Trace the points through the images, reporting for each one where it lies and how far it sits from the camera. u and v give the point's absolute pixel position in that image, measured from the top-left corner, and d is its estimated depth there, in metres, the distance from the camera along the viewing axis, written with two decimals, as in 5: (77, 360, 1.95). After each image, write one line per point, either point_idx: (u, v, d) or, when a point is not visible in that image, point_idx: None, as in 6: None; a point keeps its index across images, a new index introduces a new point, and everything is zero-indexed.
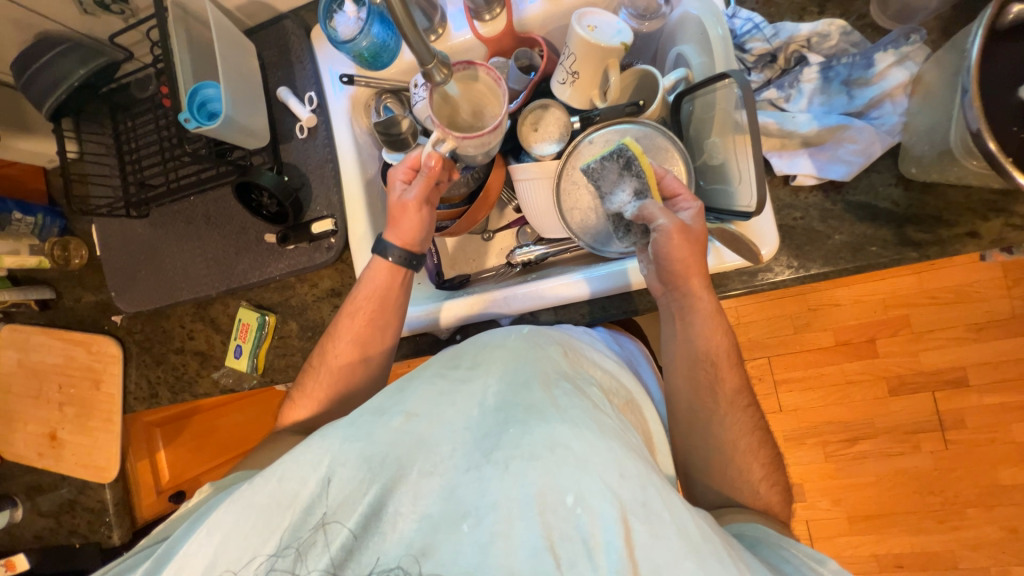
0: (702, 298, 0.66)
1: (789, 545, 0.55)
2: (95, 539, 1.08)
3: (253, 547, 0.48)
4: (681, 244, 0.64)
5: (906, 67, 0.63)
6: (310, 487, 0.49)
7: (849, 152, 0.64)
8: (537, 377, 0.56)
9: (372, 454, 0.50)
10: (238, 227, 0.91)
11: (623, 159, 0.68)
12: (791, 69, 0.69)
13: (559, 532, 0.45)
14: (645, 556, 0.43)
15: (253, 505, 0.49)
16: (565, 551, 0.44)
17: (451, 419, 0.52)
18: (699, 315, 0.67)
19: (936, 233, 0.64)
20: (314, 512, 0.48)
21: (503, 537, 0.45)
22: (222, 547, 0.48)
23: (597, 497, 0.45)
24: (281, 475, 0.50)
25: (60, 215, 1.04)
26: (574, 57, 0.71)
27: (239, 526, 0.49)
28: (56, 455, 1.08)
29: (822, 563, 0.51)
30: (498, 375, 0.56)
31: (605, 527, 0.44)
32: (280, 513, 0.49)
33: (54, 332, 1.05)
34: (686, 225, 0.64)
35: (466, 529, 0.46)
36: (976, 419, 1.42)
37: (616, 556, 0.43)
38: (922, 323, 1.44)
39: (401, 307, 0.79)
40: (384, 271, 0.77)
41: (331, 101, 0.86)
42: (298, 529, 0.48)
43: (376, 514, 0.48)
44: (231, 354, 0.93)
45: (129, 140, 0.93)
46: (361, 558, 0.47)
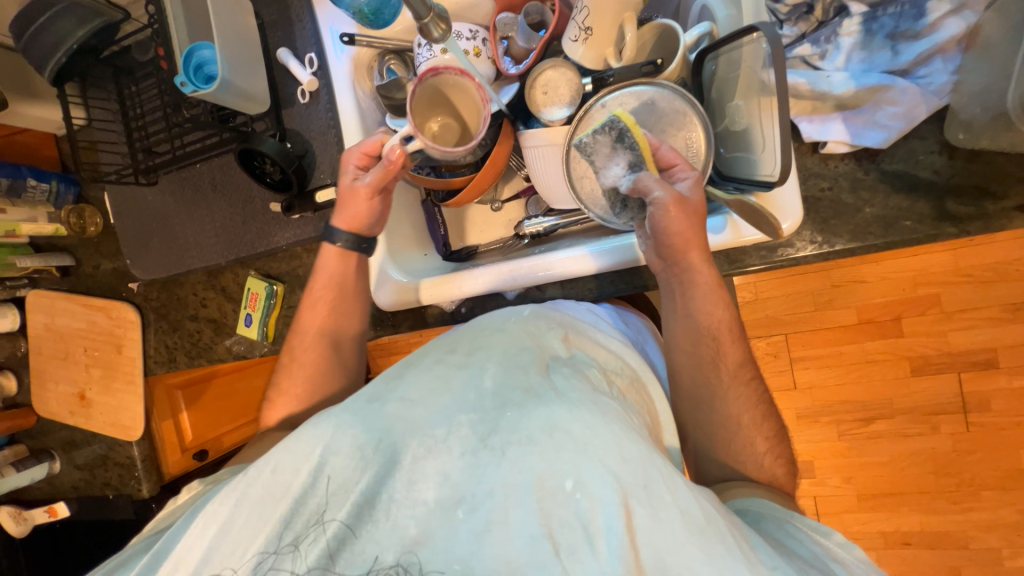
0: (703, 272, 0.63)
1: (793, 517, 0.55)
2: (126, 492, 1.15)
3: (247, 543, 0.47)
4: (678, 218, 0.61)
5: (963, 16, 0.55)
6: (302, 478, 0.48)
7: (888, 115, 0.58)
8: (534, 360, 0.56)
9: (365, 441, 0.49)
10: (244, 196, 0.90)
11: (615, 131, 0.67)
12: (828, 21, 0.61)
13: (557, 519, 0.45)
14: (646, 539, 0.44)
15: (248, 498, 0.48)
16: (564, 538, 0.44)
17: (447, 402, 0.52)
18: (699, 290, 0.64)
19: (980, 207, 0.58)
20: (307, 503, 0.48)
21: (500, 525, 0.45)
22: (216, 542, 0.48)
23: (596, 482, 0.45)
24: (274, 467, 0.49)
25: (74, 182, 1.04)
26: (587, 11, 0.67)
27: (234, 522, 0.48)
28: (86, 414, 1.13)
29: (827, 536, 0.52)
30: (496, 356, 0.56)
31: (605, 512, 0.44)
32: (274, 504, 0.48)
33: (76, 298, 1.09)
34: (683, 197, 0.61)
35: (462, 514, 0.46)
36: (1002, 402, 1.37)
37: (616, 540, 0.43)
38: (954, 302, 1.37)
39: (361, 287, 0.77)
40: (334, 257, 0.75)
41: (332, 64, 0.81)
42: (292, 520, 0.48)
43: (370, 502, 0.47)
44: (242, 322, 0.95)
45: (134, 106, 0.92)
46: (352, 547, 0.46)
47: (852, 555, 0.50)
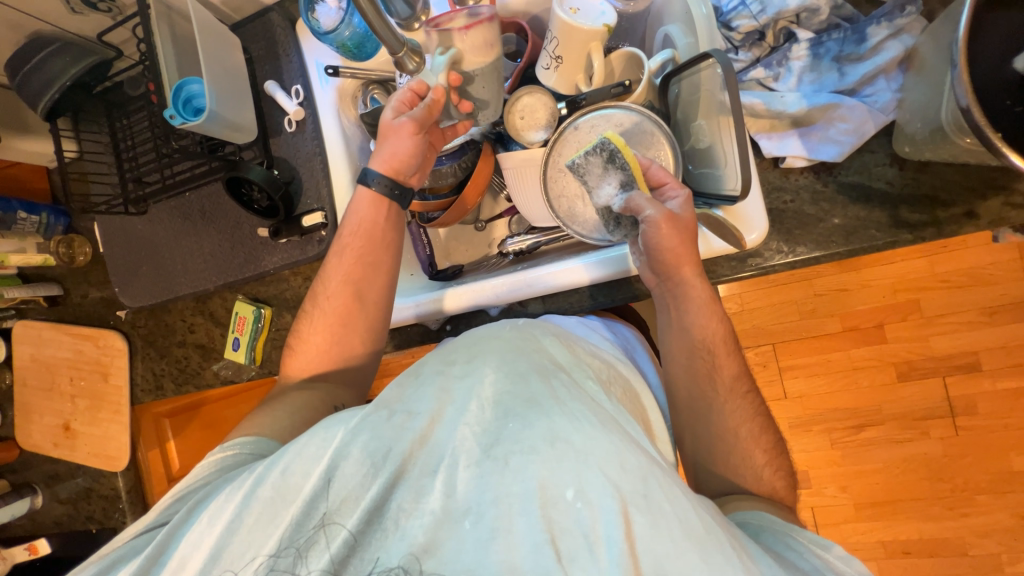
0: (697, 285, 0.65)
1: (795, 531, 0.55)
2: (111, 525, 1.13)
3: (256, 545, 0.50)
4: (670, 235, 0.63)
5: (901, 40, 0.60)
6: (312, 482, 0.50)
7: (840, 131, 0.62)
8: (535, 370, 0.55)
9: (375, 449, 0.50)
10: (232, 221, 0.92)
11: (606, 152, 0.67)
12: (780, 47, 0.65)
13: (560, 527, 0.45)
14: (645, 545, 0.44)
15: (257, 501, 0.51)
16: (567, 543, 0.45)
17: (451, 414, 0.52)
18: (691, 299, 0.66)
19: (932, 214, 0.62)
20: (317, 506, 0.49)
21: (505, 532, 0.45)
22: (223, 541, 0.50)
23: (598, 491, 0.46)
24: (284, 469, 0.51)
25: (64, 213, 1.06)
26: (557, 41, 0.70)
27: (244, 520, 0.50)
28: (70, 445, 1.12)
29: (828, 549, 0.52)
30: (495, 364, 0.55)
31: (605, 520, 0.45)
32: (284, 505, 0.50)
33: (63, 327, 1.09)
34: (675, 215, 0.63)
35: (468, 525, 0.46)
36: (987, 405, 1.39)
37: (616, 547, 0.44)
38: (932, 307, 1.40)
39: (392, 238, 0.77)
40: (368, 203, 0.75)
41: (317, 94, 0.86)
42: (301, 525, 0.49)
43: (377, 511, 0.49)
44: (230, 346, 0.95)
45: (125, 138, 0.95)
46: (362, 555, 0.48)
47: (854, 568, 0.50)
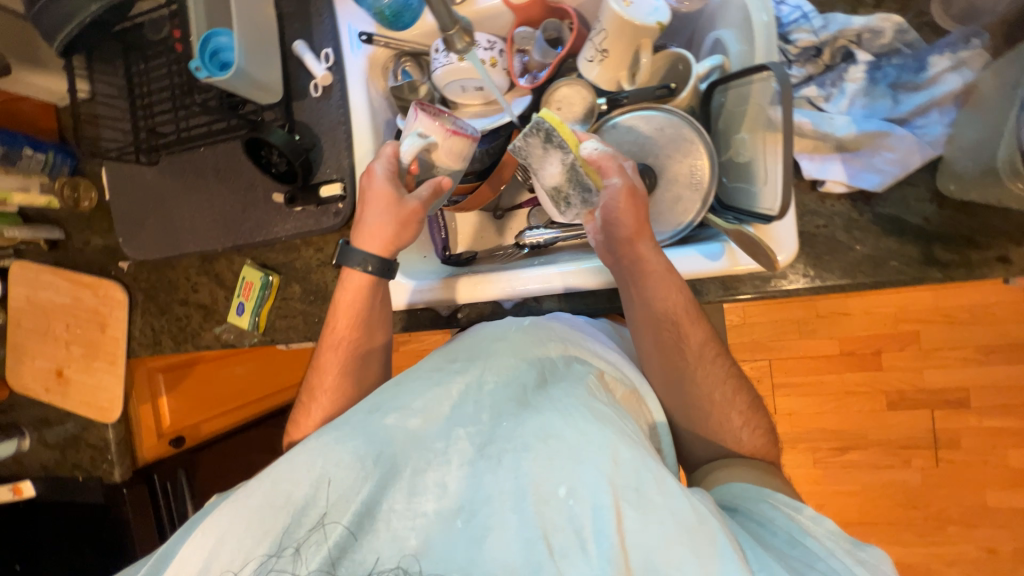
0: (651, 254, 0.64)
1: (767, 496, 0.55)
2: (97, 474, 1.13)
3: (246, 549, 0.48)
4: (627, 210, 0.62)
5: (961, 73, 0.58)
6: (303, 488, 0.50)
7: (884, 161, 0.61)
8: (534, 377, 0.59)
9: (368, 453, 0.52)
10: (246, 183, 0.90)
11: (542, 132, 0.63)
12: (835, 66, 0.63)
13: (552, 524, 0.47)
14: (636, 539, 0.45)
15: (249, 503, 0.50)
16: (559, 540, 0.46)
17: (447, 414, 0.55)
18: (643, 275, 0.64)
19: (965, 255, 0.61)
20: (309, 513, 0.49)
21: (497, 529, 0.47)
22: (215, 551, 0.48)
23: (590, 486, 0.47)
24: (275, 479, 0.51)
25: (71, 154, 1.02)
26: (605, 34, 0.68)
27: (232, 531, 0.49)
28: (62, 391, 1.11)
29: (799, 510, 0.52)
30: (494, 370, 0.59)
31: (596, 515, 0.46)
32: (276, 513, 0.49)
33: (62, 273, 1.06)
34: (634, 187, 0.63)
35: (460, 524, 0.48)
36: (971, 441, 1.41)
37: (606, 542, 0.45)
38: (930, 340, 1.41)
39: (384, 306, 0.76)
40: (359, 283, 0.72)
41: (348, 61, 0.82)
42: (295, 528, 0.49)
43: (371, 512, 0.49)
44: (234, 311, 0.94)
45: (141, 84, 0.91)
46: (354, 556, 0.48)
47: (825, 526, 0.50)
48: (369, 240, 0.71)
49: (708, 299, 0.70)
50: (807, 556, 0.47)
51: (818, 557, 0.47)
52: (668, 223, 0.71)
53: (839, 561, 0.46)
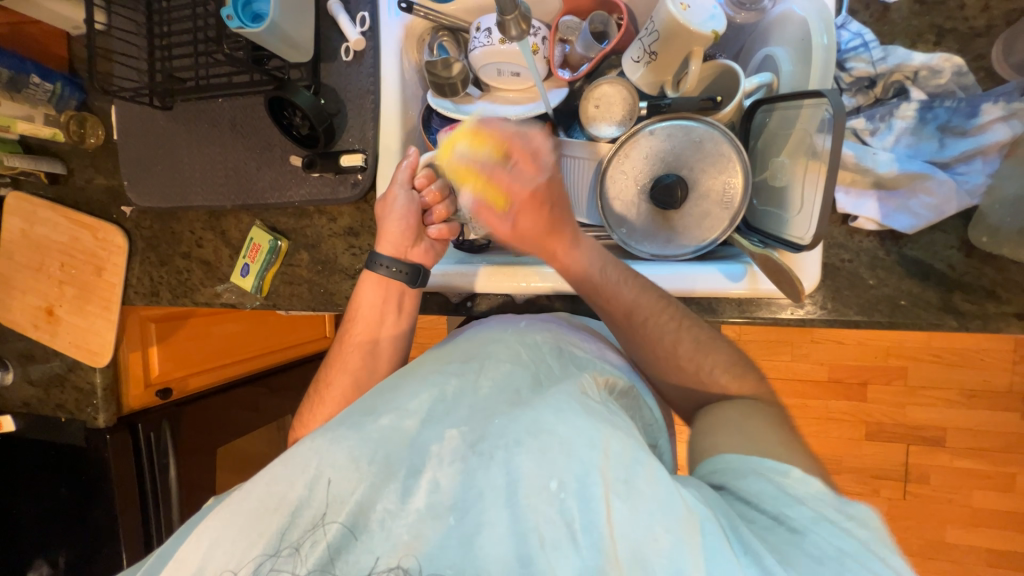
0: (593, 268, 0.67)
1: (749, 465, 0.51)
2: (80, 417, 1.11)
3: (237, 556, 0.47)
4: (531, 215, 0.67)
5: (1011, 124, 0.57)
6: (297, 489, 0.50)
7: (920, 204, 0.60)
8: (527, 380, 0.59)
9: (361, 452, 0.51)
10: (263, 142, 0.87)
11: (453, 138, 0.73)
12: (886, 100, 0.62)
13: (543, 516, 0.46)
14: (626, 531, 0.44)
15: (238, 511, 0.50)
16: (549, 534, 0.45)
17: (440, 415, 0.55)
18: (624, 310, 0.66)
19: (983, 307, 0.61)
20: (303, 514, 0.49)
21: (489, 526, 0.46)
22: (210, 553, 0.48)
23: (580, 477, 0.46)
24: (268, 482, 0.51)
25: (80, 89, 0.98)
26: (656, 36, 0.66)
27: (225, 534, 0.48)
28: (51, 330, 1.08)
29: (786, 475, 0.49)
30: (490, 377, 0.60)
31: (586, 507, 0.45)
32: (269, 516, 0.49)
33: (60, 209, 1.03)
34: (540, 192, 0.67)
35: (452, 521, 0.47)
36: (941, 478, 1.45)
37: (597, 532, 0.44)
38: (918, 378, 1.44)
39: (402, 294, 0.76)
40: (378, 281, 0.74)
41: (383, 26, 0.79)
42: (288, 531, 0.48)
43: (365, 511, 0.48)
44: (237, 271, 0.92)
45: (161, 22, 0.87)
46: (349, 556, 0.47)
47: (811, 490, 0.48)
48: (388, 242, 0.74)
49: (723, 318, 0.71)
50: (797, 528, 0.45)
51: (807, 528, 0.45)
52: (692, 238, 0.70)
53: (829, 526, 0.45)
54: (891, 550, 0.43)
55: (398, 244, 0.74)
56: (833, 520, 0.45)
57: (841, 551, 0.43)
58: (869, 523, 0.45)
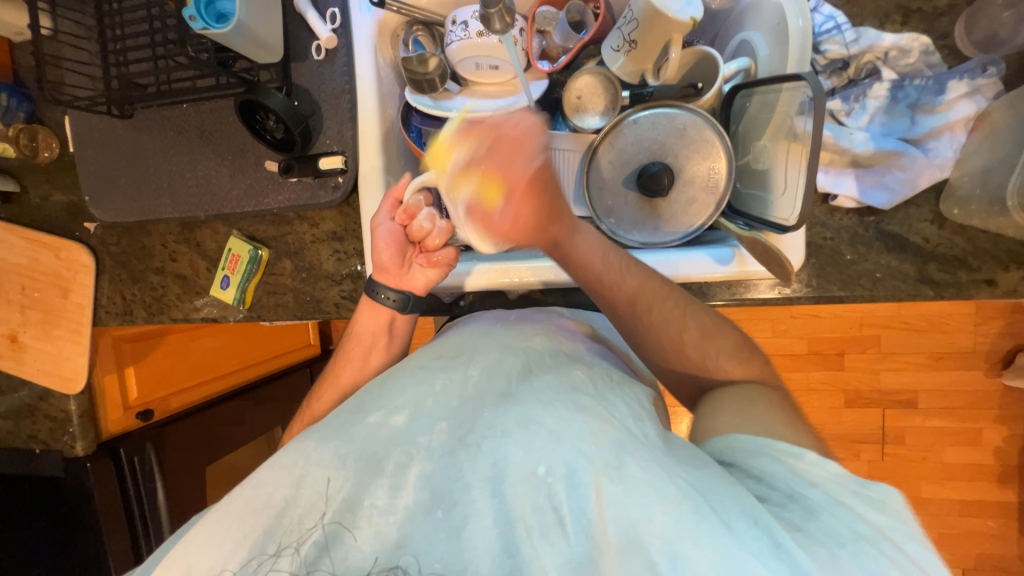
0: (595, 257, 0.64)
1: (764, 446, 0.52)
2: (56, 447, 1.05)
3: (222, 558, 0.47)
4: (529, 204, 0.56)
5: (974, 100, 0.60)
6: (283, 491, 0.50)
7: (895, 179, 0.62)
8: (517, 367, 0.60)
9: (347, 451, 0.52)
10: (235, 148, 0.83)
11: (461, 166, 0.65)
12: (859, 81, 0.64)
13: (530, 504, 0.46)
14: (617, 513, 0.44)
15: (229, 511, 0.50)
16: (536, 521, 0.46)
17: (430, 407, 0.55)
18: (627, 299, 0.65)
19: (956, 275, 0.64)
20: (288, 515, 0.49)
21: (476, 517, 0.47)
22: (193, 560, 0.48)
23: (569, 464, 0.47)
24: (257, 482, 0.51)
25: (28, 99, 0.92)
26: (635, 23, 0.65)
27: (209, 535, 0.49)
28: (16, 358, 1.02)
29: (801, 458, 0.50)
30: (480, 366, 0.59)
31: (575, 493, 0.46)
32: (255, 517, 0.49)
33: (17, 230, 0.96)
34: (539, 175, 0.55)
35: (440, 515, 0.48)
36: (914, 438, 1.54)
37: (585, 518, 0.45)
38: (890, 345, 1.50)
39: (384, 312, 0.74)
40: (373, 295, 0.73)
41: (355, 21, 0.76)
42: (272, 531, 0.48)
43: (353, 507, 0.48)
44: (218, 284, 0.88)
45: (113, 25, 0.82)
46: (336, 552, 0.46)
47: (825, 474, 0.49)
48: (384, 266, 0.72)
49: (713, 300, 0.72)
50: (811, 508, 0.46)
51: (823, 508, 0.46)
52: (679, 224, 0.71)
53: (843, 508, 0.46)
54: (906, 534, 0.45)
55: (395, 272, 0.72)
56: (848, 502, 0.46)
57: (855, 533, 0.44)
58: (854, 504, 0.47)
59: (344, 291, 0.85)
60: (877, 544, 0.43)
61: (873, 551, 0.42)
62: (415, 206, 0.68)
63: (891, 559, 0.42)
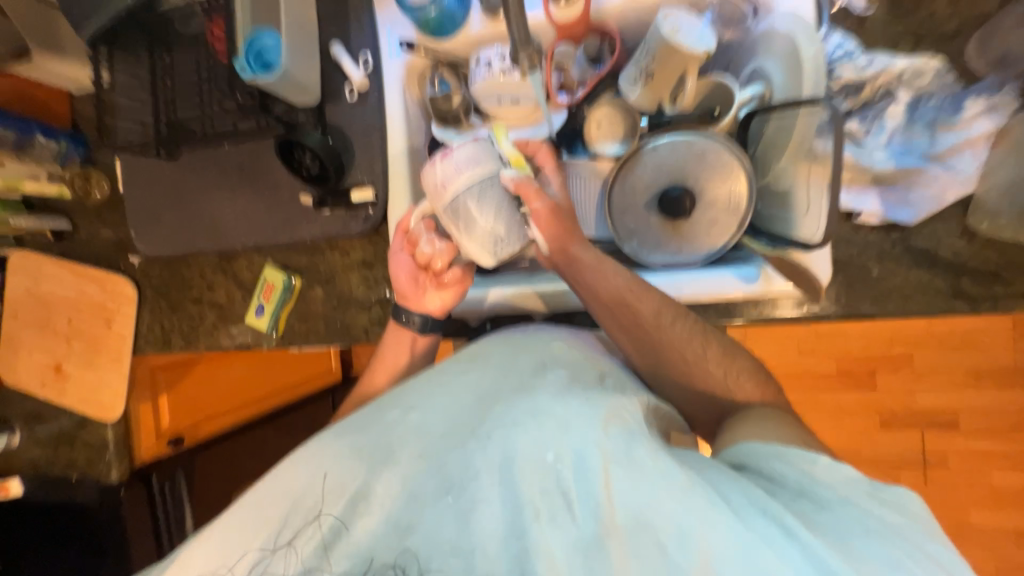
0: (611, 275, 0.64)
1: (774, 450, 0.50)
2: (92, 474, 1.08)
3: (245, 545, 0.51)
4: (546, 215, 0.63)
5: (993, 117, 0.62)
6: (302, 481, 0.52)
7: (918, 196, 0.63)
8: (531, 365, 0.60)
9: (362, 444, 0.54)
10: (272, 183, 0.88)
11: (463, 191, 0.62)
12: (876, 103, 0.65)
13: (537, 489, 0.48)
14: (623, 499, 0.46)
15: (251, 503, 0.53)
16: (543, 505, 0.47)
17: (442, 405, 0.56)
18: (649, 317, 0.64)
19: (990, 290, 0.63)
20: (307, 502, 0.51)
21: (484, 501, 0.49)
22: (219, 545, 0.51)
23: (577, 451, 0.48)
24: (276, 476, 0.53)
25: (83, 144, 1.00)
26: (652, 56, 0.68)
27: (233, 522, 0.52)
28: (59, 388, 1.06)
29: (814, 461, 0.48)
30: (494, 368, 0.60)
31: (581, 479, 0.47)
32: (276, 506, 0.52)
33: (67, 265, 1.02)
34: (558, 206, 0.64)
35: (450, 500, 0.50)
36: (958, 462, 1.46)
37: (592, 502, 0.47)
38: (924, 363, 1.46)
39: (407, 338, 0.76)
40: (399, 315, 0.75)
41: (385, 64, 0.82)
42: (293, 519, 0.51)
43: (365, 496, 0.51)
44: (252, 312, 0.92)
45: (164, 75, 0.89)
46: (349, 539, 0.50)
47: (838, 475, 0.47)
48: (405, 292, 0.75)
49: (740, 319, 0.72)
50: (820, 504, 0.45)
51: (832, 507, 0.45)
52: (702, 245, 0.72)
53: (851, 505, 0.45)
54: (926, 534, 0.43)
55: (412, 295, 0.75)
56: (862, 504, 0.45)
57: (867, 530, 0.43)
58: (905, 527, 0.45)
59: (373, 317, 0.87)
60: (891, 539, 0.42)
61: (887, 546, 0.41)
62: (418, 232, 0.69)
63: (908, 555, 0.41)
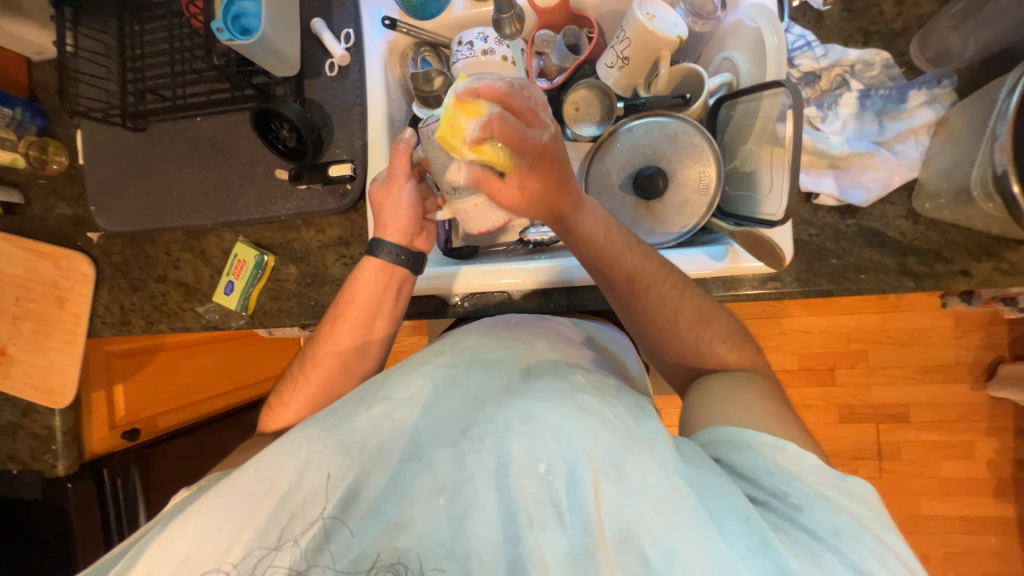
0: (598, 231, 0.63)
1: (746, 440, 0.53)
2: (37, 467, 1.00)
3: (225, 541, 0.49)
4: (541, 178, 0.57)
5: (933, 108, 0.68)
6: (287, 476, 0.52)
7: (871, 179, 0.68)
8: (517, 369, 0.60)
9: (349, 442, 0.53)
10: (246, 158, 0.86)
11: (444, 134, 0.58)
12: (831, 91, 0.71)
13: (531, 497, 0.47)
14: (614, 511, 0.45)
15: (228, 494, 0.51)
16: (537, 513, 0.46)
17: (424, 402, 0.57)
18: (628, 277, 0.64)
19: (934, 268, 0.68)
20: (293, 498, 0.51)
21: (478, 509, 0.47)
22: (191, 543, 0.49)
23: (569, 460, 0.47)
24: (259, 467, 0.53)
25: (41, 114, 0.95)
26: (627, 42, 0.71)
27: (211, 518, 0.50)
28: (4, 372, 0.99)
29: (784, 450, 0.52)
30: (481, 368, 0.61)
31: (575, 490, 0.47)
32: (259, 500, 0.50)
33: (17, 241, 0.96)
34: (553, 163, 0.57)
35: (442, 503, 0.48)
36: (910, 453, 1.55)
37: (584, 513, 0.46)
38: (877, 359, 1.54)
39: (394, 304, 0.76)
40: (372, 271, 0.74)
41: (367, 42, 0.82)
42: (276, 516, 0.50)
43: (354, 497, 0.50)
44: (221, 290, 0.89)
45: (133, 45, 0.86)
46: (337, 541, 0.48)
47: (808, 465, 0.51)
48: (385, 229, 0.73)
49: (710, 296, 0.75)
50: (793, 503, 0.48)
51: (805, 504, 0.48)
52: (675, 225, 0.74)
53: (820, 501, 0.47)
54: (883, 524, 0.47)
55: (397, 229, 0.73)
56: (827, 495, 0.49)
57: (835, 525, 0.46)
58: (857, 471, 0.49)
59: None
60: (850, 530, 0.46)
61: (854, 544, 0.45)
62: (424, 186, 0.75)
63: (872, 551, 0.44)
